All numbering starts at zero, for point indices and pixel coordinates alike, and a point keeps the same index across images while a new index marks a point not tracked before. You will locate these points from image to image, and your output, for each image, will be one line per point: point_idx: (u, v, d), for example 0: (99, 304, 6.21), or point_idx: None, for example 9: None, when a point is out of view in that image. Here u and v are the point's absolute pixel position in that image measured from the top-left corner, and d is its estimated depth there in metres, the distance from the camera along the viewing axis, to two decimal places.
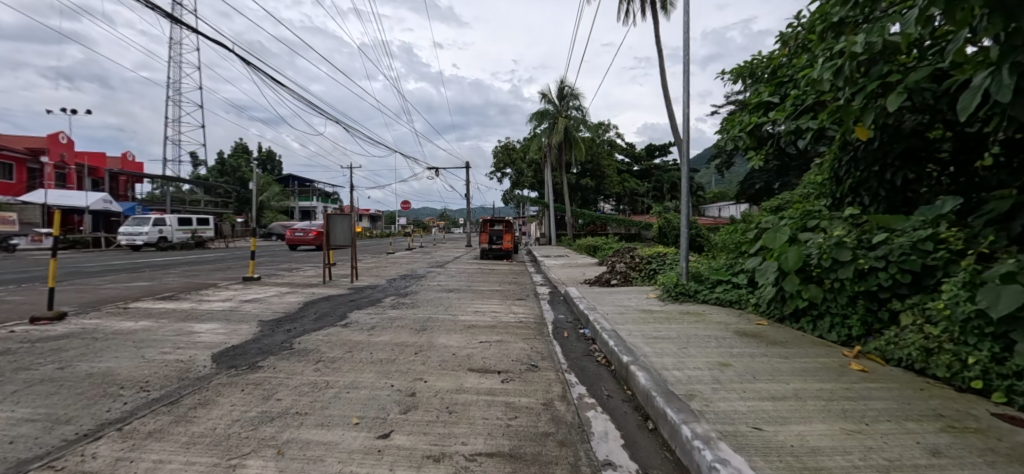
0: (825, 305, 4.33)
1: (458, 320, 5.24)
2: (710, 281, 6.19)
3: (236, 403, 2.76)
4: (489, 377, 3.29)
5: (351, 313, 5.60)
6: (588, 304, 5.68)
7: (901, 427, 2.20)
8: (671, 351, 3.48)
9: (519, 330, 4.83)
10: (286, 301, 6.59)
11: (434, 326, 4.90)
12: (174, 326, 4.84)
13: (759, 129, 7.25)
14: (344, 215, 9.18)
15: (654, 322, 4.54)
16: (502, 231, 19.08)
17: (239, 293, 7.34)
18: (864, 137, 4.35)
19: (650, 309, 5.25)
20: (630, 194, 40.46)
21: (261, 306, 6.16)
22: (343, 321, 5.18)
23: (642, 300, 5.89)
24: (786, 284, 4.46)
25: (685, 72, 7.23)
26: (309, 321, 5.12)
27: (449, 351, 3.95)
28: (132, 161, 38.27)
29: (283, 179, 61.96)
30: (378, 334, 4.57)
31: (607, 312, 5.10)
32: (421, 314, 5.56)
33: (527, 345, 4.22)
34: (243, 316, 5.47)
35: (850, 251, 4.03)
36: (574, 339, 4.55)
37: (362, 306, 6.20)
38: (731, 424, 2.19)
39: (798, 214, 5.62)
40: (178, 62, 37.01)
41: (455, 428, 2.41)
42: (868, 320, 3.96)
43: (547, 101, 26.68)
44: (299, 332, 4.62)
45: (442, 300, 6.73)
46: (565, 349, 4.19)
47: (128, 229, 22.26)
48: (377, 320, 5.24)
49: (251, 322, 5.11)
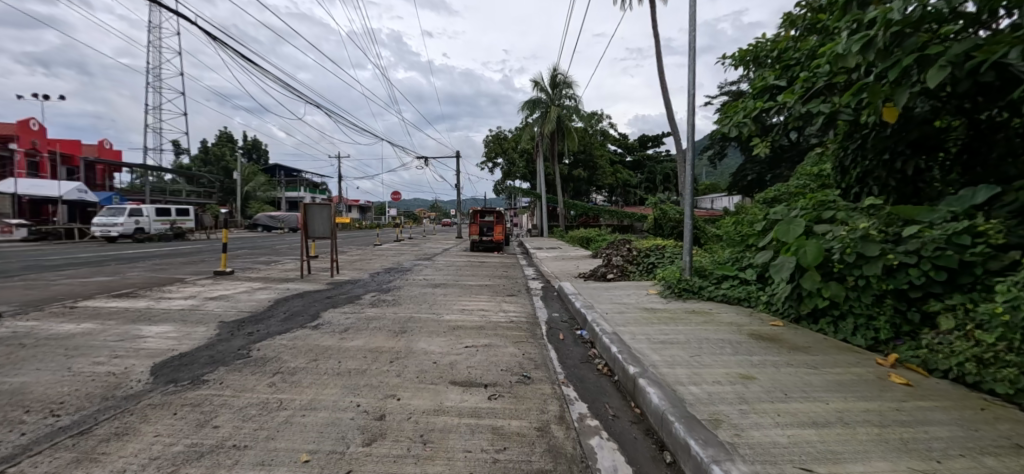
0: (847, 305, 3.90)
1: (442, 320, 4.74)
2: (714, 277, 5.66)
3: (162, 432, 2.24)
4: (473, 392, 2.81)
5: (324, 313, 5.06)
6: (584, 302, 5.18)
7: (980, 465, 1.78)
8: (682, 360, 3.03)
9: (509, 332, 4.33)
10: (255, 298, 6.02)
11: (415, 328, 4.38)
12: (119, 330, 4.27)
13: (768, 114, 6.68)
14: (321, 204, 8.53)
15: (658, 323, 4.08)
16: (493, 222, 18.59)
17: (206, 289, 6.73)
18: (891, 118, 3.93)
19: (652, 307, 4.80)
20: (624, 185, 40.06)
21: (226, 304, 5.59)
22: (314, 321, 4.63)
23: (642, 297, 5.39)
24: (804, 281, 4.00)
25: (690, 50, 6.53)
26: (275, 323, 4.57)
27: (430, 359, 3.45)
28: (109, 148, 36.86)
29: (268, 169, 60.41)
30: (351, 337, 4.06)
31: (607, 312, 4.62)
32: (402, 314, 5.03)
33: (519, 351, 3.72)
34: (203, 316, 4.91)
35: (878, 245, 3.64)
36: (571, 343, 4.07)
37: (339, 303, 5.66)
38: (775, 465, 1.74)
39: (811, 204, 5.15)
40: (155, 46, 35.49)
41: (429, 466, 1.93)
42: (896, 322, 3.58)
43: (540, 89, 25.98)
44: (262, 335, 4.09)
45: (427, 297, 6.19)
46: (560, 354, 3.71)
47: (102, 221, 21.22)
48: (352, 321, 4.70)
49: (209, 324, 4.55)
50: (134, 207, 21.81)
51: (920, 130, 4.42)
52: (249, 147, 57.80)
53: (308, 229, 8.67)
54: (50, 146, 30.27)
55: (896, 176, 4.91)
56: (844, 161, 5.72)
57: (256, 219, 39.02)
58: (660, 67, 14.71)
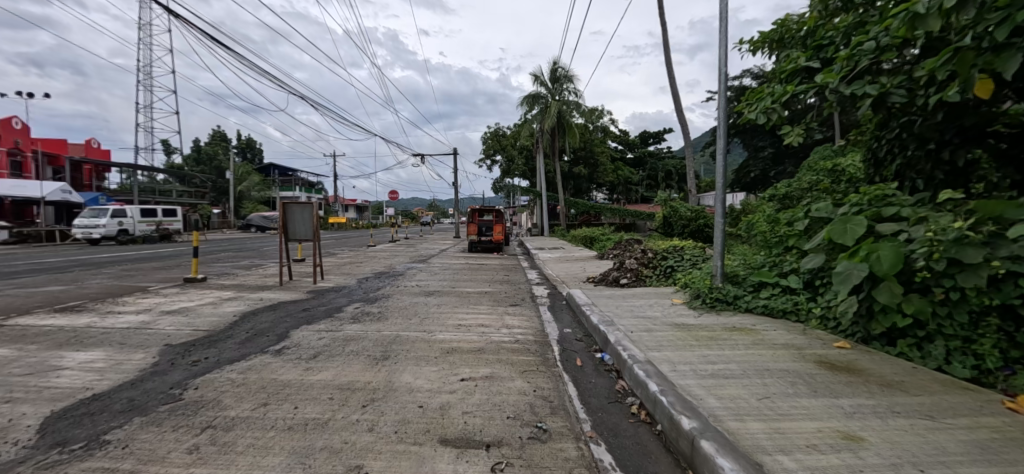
0: (934, 323, 3.11)
1: (433, 341, 3.94)
2: (750, 285, 4.90)
3: None
4: (470, 460, 2.01)
5: (294, 331, 4.25)
6: (601, 316, 4.39)
7: None
8: (752, 409, 2.25)
9: (515, 357, 3.52)
10: (220, 311, 5.21)
11: (399, 353, 3.57)
12: (35, 358, 3.46)
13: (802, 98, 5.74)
14: (302, 204, 7.68)
15: (701, 347, 3.29)
16: (492, 222, 17.80)
17: (167, 301, 5.90)
18: (985, 93, 3.15)
19: (684, 323, 4.02)
20: (625, 183, 39.36)
21: (182, 321, 4.77)
22: (278, 344, 3.82)
23: (669, 310, 4.59)
24: (880, 294, 3.21)
25: (722, 19, 5.39)
26: (230, 347, 3.76)
27: (415, 401, 2.66)
28: (96, 147, 35.92)
29: (262, 168, 59.36)
30: (319, 366, 3.26)
31: (632, 330, 3.84)
32: (387, 333, 4.20)
33: (528, 386, 2.94)
34: (148, 338, 4.09)
35: (979, 249, 2.88)
36: (591, 371, 3.28)
37: (315, 318, 4.85)
38: None
39: (868, 199, 4.36)
40: (145, 43, 34.74)
41: None
42: (1004, 346, 2.79)
43: (539, 83, 25.17)
44: (209, 366, 3.29)
45: (418, 309, 5.36)
46: (581, 389, 2.93)
47: (84, 222, 20.32)
48: (325, 342, 3.88)
49: (150, 349, 3.74)
50: (117, 207, 20.90)
51: (985, 114, 3.78)
52: (242, 146, 56.88)
53: (287, 231, 7.82)
54: (34, 145, 29.30)
55: (944, 168, 4.37)
56: (881, 152, 5.05)
57: (250, 219, 38.20)
58: (668, 57, 13.94)
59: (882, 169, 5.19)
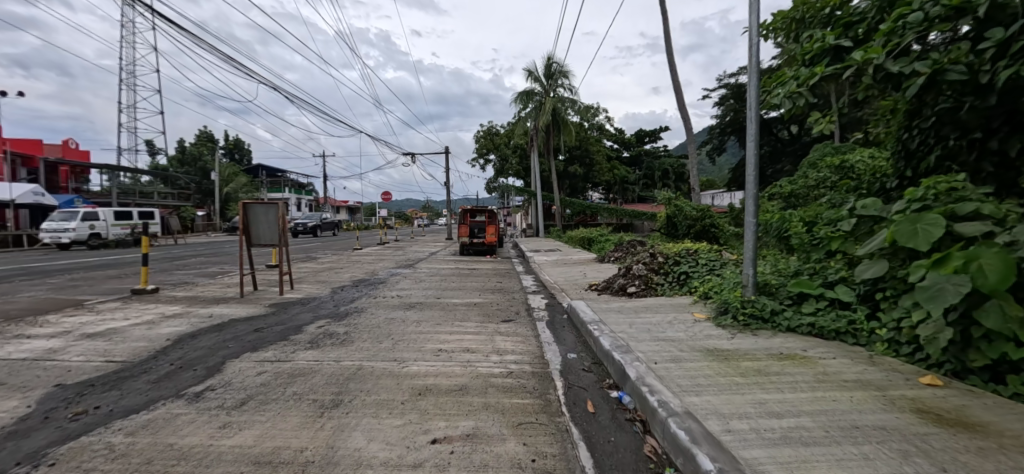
0: None
1: (403, 377, 3.09)
2: (788, 297, 4.15)
3: None
4: None
5: (231, 363, 3.40)
6: (614, 340, 3.58)
7: None
8: None
9: (510, 400, 2.71)
10: (153, 333, 4.33)
11: (356, 397, 2.73)
12: None
13: (824, 86, 4.83)
14: (265, 205, 6.79)
15: (754, 390, 2.47)
16: (484, 223, 16.95)
17: (98, 319, 5.01)
18: None
19: (721, 349, 3.22)
20: (621, 183, 38.69)
21: (101, 348, 3.89)
22: (202, 384, 2.97)
23: (694, 330, 3.78)
24: (987, 317, 2.41)
25: None
26: (137, 389, 2.89)
27: None
28: (74, 148, 34.56)
29: (250, 169, 57.95)
30: (243, 421, 2.40)
31: (655, 360, 3.04)
32: (348, 365, 3.36)
33: (526, 452, 2.11)
34: (41, 374, 3.21)
35: None
36: (609, 422, 2.47)
37: (266, 342, 4.00)
38: None
39: (933, 192, 3.37)
40: (125, 39, 33.48)
41: None
42: None
43: (533, 79, 24.34)
44: (89, 423, 2.41)
45: (392, 328, 4.51)
46: (597, 454, 2.11)
47: (53, 226, 19.22)
48: (264, 380, 3.02)
49: (31, 393, 2.85)
50: (88, 210, 19.76)
51: None
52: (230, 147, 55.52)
53: (250, 235, 6.93)
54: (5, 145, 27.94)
55: (992, 159, 3.61)
56: (911, 144, 4.11)
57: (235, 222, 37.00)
58: (669, 47, 13.15)
59: (914, 163, 4.21)
